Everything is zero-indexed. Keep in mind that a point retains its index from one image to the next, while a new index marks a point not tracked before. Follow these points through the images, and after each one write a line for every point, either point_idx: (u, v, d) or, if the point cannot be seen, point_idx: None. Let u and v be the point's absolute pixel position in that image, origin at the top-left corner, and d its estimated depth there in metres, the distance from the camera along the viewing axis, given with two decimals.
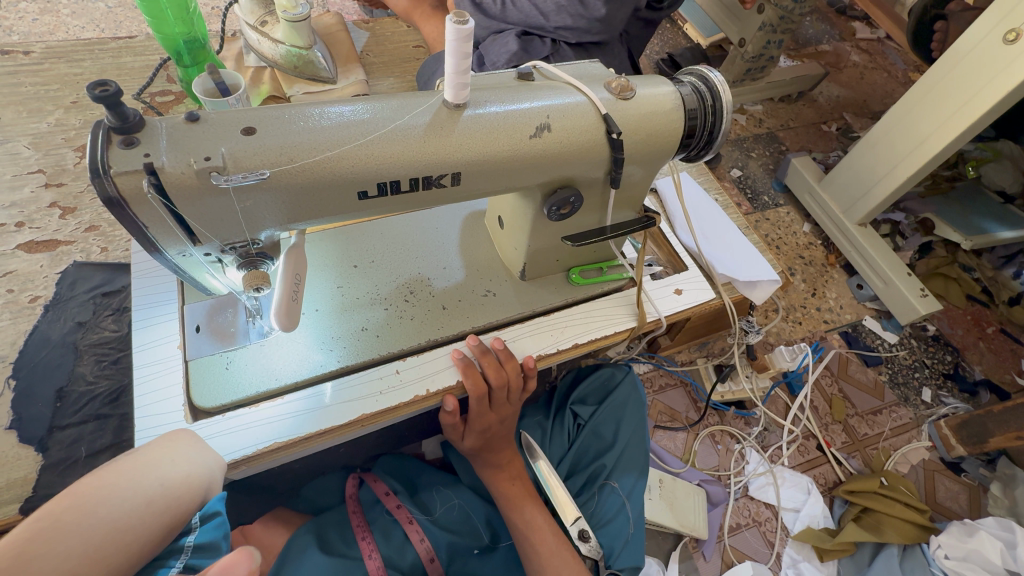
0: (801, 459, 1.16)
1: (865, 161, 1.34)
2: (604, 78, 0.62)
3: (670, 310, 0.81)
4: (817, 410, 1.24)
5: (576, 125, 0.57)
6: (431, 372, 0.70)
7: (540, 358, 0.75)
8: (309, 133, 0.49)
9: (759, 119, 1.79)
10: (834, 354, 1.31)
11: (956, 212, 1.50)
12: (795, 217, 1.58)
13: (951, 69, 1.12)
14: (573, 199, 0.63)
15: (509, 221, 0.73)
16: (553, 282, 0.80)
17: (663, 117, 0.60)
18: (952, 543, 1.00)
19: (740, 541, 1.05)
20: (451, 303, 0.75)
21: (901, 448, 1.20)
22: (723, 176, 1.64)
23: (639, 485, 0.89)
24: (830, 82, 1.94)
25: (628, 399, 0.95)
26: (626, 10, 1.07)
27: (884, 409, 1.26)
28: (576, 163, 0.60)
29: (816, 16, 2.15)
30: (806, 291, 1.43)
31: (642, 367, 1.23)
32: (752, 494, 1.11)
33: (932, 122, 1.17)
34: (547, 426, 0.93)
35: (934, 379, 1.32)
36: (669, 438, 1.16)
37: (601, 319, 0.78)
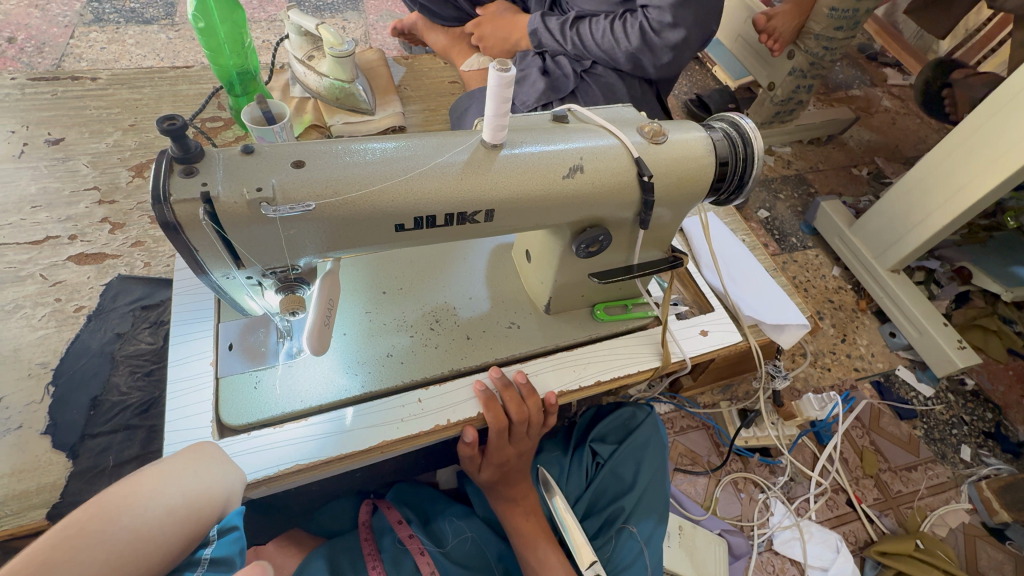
0: (829, 514, 1.11)
1: (897, 208, 1.32)
2: (637, 122, 0.64)
3: (695, 351, 0.80)
4: (847, 463, 1.18)
5: (607, 167, 0.58)
6: (452, 402, 0.71)
7: (561, 394, 0.74)
8: (354, 167, 0.51)
9: (787, 160, 1.79)
10: (865, 404, 1.26)
11: (995, 261, 1.45)
12: (824, 260, 1.56)
13: (990, 118, 1.10)
14: (602, 238, 0.64)
15: (538, 255, 0.74)
16: (577, 317, 0.80)
17: (694, 162, 0.62)
18: None
19: None
20: (475, 333, 0.76)
21: (938, 509, 1.13)
22: (750, 217, 1.63)
23: (659, 531, 0.86)
24: (861, 127, 1.94)
25: (649, 439, 0.94)
26: (691, 52, 1.14)
27: (920, 466, 1.20)
28: (607, 203, 0.61)
29: (847, 61, 2.16)
30: (836, 336, 1.39)
31: (663, 407, 1.20)
32: (776, 548, 1.06)
33: (968, 172, 1.16)
34: (565, 463, 0.92)
35: (973, 437, 1.26)
36: (689, 483, 1.12)
37: (624, 357, 0.78)
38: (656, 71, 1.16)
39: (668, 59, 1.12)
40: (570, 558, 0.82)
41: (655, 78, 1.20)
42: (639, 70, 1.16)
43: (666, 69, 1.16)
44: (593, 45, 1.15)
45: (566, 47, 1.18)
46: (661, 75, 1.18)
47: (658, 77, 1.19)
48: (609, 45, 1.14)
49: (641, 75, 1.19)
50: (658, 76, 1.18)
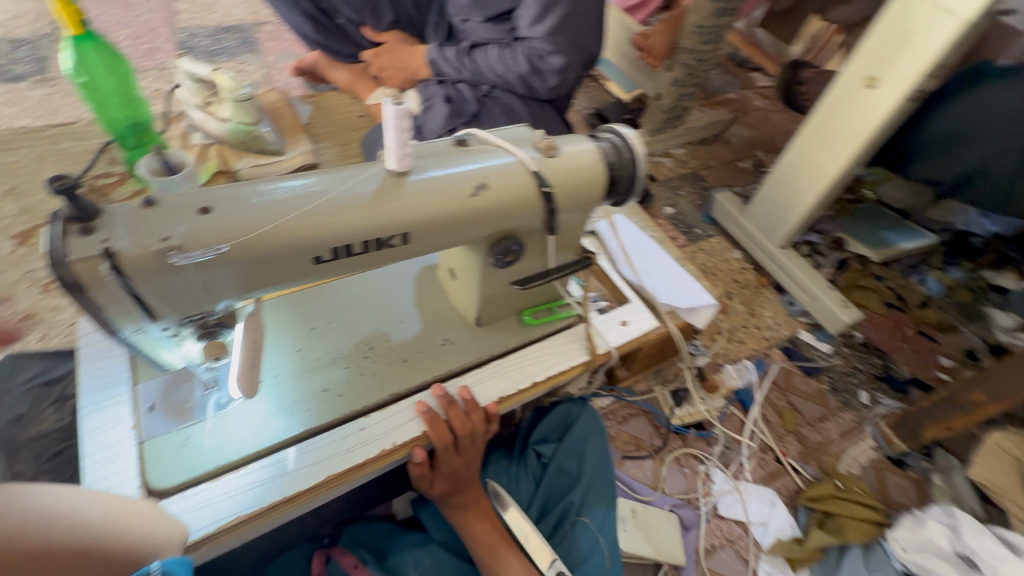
0: (761, 472, 1.21)
1: (776, 192, 1.51)
2: (532, 139, 0.70)
3: (619, 341, 0.87)
4: (770, 423, 1.29)
5: (509, 184, 0.63)
6: (395, 424, 0.72)
7: (501, 401, 0.78)
8: (263, 207, 0.52)
9: (682, 160, 1.98)
10: (777, 368, 1.40)
11: (862, 230, 1.69)
12: (726, 245, 1.72)
13: (831, 108, 1.30)
14: (515, 247, 0.69)
15: (461, 271, 0.78)
16: (508, 325, 0.84)
17: (587, 169, 0.69)
18: (904, 534, 1.03)
19: (717, 563, 1.08)
20: (411, 355, 0.78)
21: (849, 450, 1.28)
22: (658, 214, 1.78)
23: (611, 516, 0.90)
24: (740, 125, 2.18)
25: (587, 430, 0.98)
26: (576, 71, 1.25)
27: (830, 416, 1.34)
28: (516, 216, 0.66)
29: (721, 69, 2.44)
30: (745, 312, 1.53)
31: (604, 400, 1.28)
32: (721, 513, 1.14)
33: (823, 155, 1.35)
34: (513, 471, 0.96)
35: (868, 381, 1.43)
36: (637, 467, 1.19)
37: (556, 355, 0.83)
38: (548, 92, 1.27)
39: (556, 81, 1.23)
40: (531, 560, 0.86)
41: (550, 98, 1.30)
42: (533, 92, 1.27)
43: (556, 90, 1.27)
44: (488, 72, 1.25)
45: (463, 74, 1.27)
46: (554, 96, 1.29)
47: (551, 96, 1.30)
48: (502, 71, 1.23)
49: (536, 96, 1.29)
50: (551, 96, 1.29)
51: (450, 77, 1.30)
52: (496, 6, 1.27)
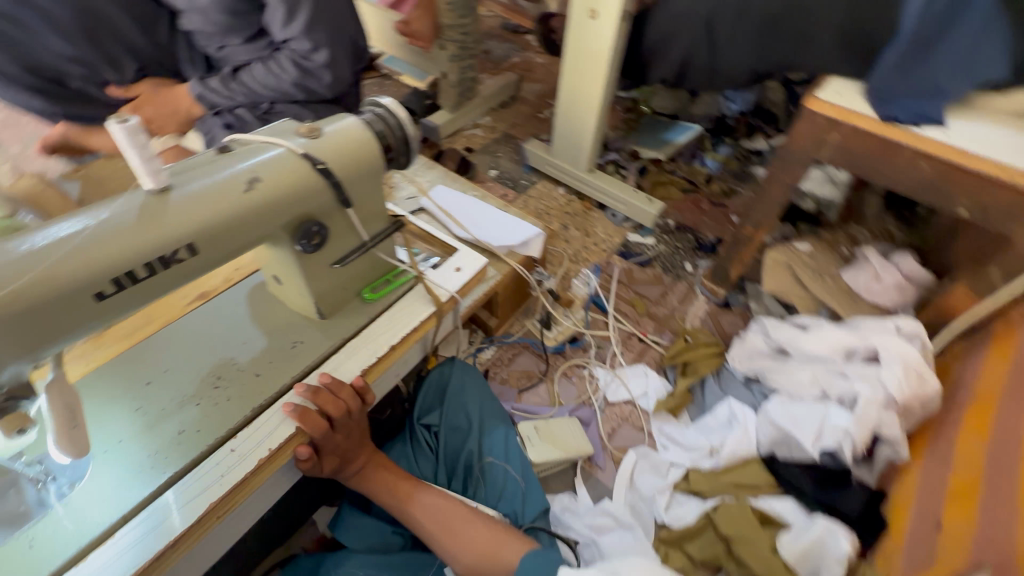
0: (631, 354, 1.41)
1: (568, 126, 1.73)
2: (294, 128, 0.74)
3: (458, 285, 0.97)
4: (625, 314, 1.51)
5: (281, 171, 0.67)
6: (267, 433, 0.73)
7: (366, 373, 0.83)
8: (9, 260, 0.50)
9: (491, 126, 2.14)
10: (619, 269, 1.62)
11: (646, 139, 2.02)
12: (550, 186, 1.91)
13: (576, 43, 1.53)
14: (317, 228, 0.74)
15: (283, 273, 0.80)
16: (352, 308, 0.88)
17: (355, 139, 0.74)
18: (738, 352, 1.28)
19: (620, 439, 1.25)
20: (263, 367, 0.79)
21: (689, 310, 1.53)
22: (485, 179, 1.92)
23: (510, 445, 1.03)
24: (530, 82, 2.41)
25: (463, 387, 1.09)
26: (348, 62, 1.26)
27: (669, 291, 1.58)
28: (303, 200, 0.70)
29: (499, 39, 2.65)
30: (581, 235, 1.74)
31: (488, 352, 1.38)
32: (611, 400, 1.31)
33: (587, 84, 1.58)
34: (410, 452, 1.04)
35: (689, 252, 1.70)
36: (534, 394, 1.31)
37: (405, 317, 0.90)
38: (330, 90, 1.27)
39: (330, 77, 1.23)
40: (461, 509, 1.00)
41: (336, 95, 1.31)
42: (314, 95, 1.27)
43: (337, 86, 1.27)
44: (260, 88, 1.25)
45: (237, 98, 1.28)
46: (338, 92, 1.30)
47: (337, 93, 1.30)
48: (273, 83, 1.24)
49: (321, 98, 1.30)
50: (335, 94, 1.29)
51: (225, 105, 1.30)
52: (248, 24, 1.25)
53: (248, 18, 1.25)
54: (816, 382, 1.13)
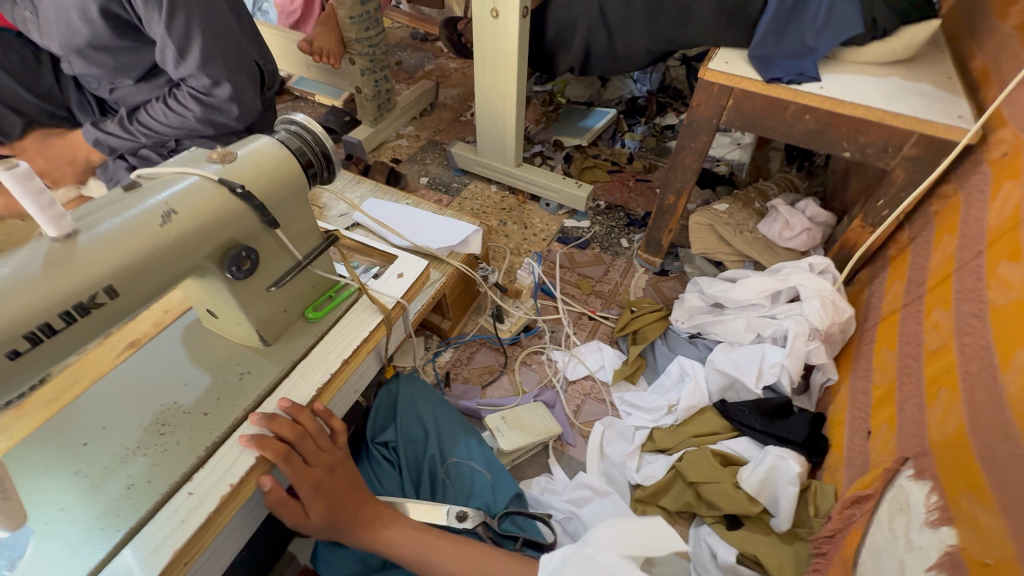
0: (584, 332, 1.47)
1: (489, 124, 1.77)
2: (205, 155, 0.72)
3: (402, 291, 0.97)
4: (572, 296, 1.56)
5: (198, 200, 0.65)
6: (226, 468, 0.71)
7: (321, 393, 0.82)
8: None
9: (416, 135, 2.14)
10: (561, 255, 1.68)
11: (567, 128, 2.09)
12: (482, 185, 1.95)
13: (483, 42, 1.56)
14: (246, 253, 0.72)
15: (217, 305, 0.78)
16: (297, 330, 0.87)
17: (272, 159, 0.73)
18: (680, 313, 1.36)
19: (586, 415, 1.30)
20: (211, 405, 0.76)
21: (631, 282, 1.60)
22: (418, 187, 1.92)
23: (469, 443, 1.07)
24: (448, 87, 2.43)
25: (413, 398, 1.11)
26: (253, 88, 1.22)
27: (610, 268, 1.65)
28: (226, 226, 0.69)
29: (410, 49, 2.66)
30: (519, 227, 1.78)
31: (446, 355, 1.40)
32: (572, 379, 1.36)
33: (501, 80, 1.63)
34: (371, 474, 1.02)
35: (623, 229, 1.79)
36: (498, 388, 1.34)
37: (353, 330, 0.89)
38: (239, 121, 1.24)
39: (237, 109, 1.19)
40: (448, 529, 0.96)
41: (246, 124, 1.27)
42: (223, 127, 1.24)
43: (246, 116, 1.24)
44: (162, 127, 1.21)
45: (139, 139, 1.23)
46: (248, 121, 1.26)
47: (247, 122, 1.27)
48: (175, 123, 1.19)
49: (230, 129, 1.26)
50: (245, 123, 1.25)
51: (126, 148, 1.25)
52: (140, 62, 1.19)
53: (138, 57, 1.18)
54: (750, 328, 1.22)
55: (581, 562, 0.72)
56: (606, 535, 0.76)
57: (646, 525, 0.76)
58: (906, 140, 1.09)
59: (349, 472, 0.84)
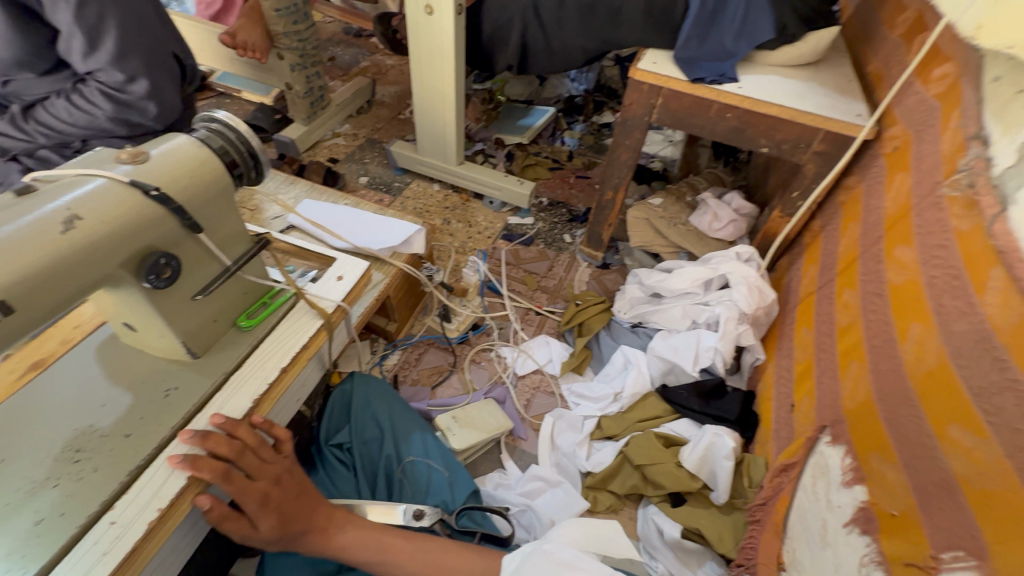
0: (531, 327, 1.49)
1: (428, 122, 1.74)
2: (113, 155, 0.66)
3: (342, 293, 0.94)
4: (519, 292, 1.58)
5: (106, 204, 0.60)
6: (154, 492, 0.66)
7: (260, 404, 0.78)
8: None
9: (353, 133, 2.08)
10: (506, 252, 1.69)
11: (507, 126, 2.10)
12: (424, 184, 1.92)
13: (419, 39, 1.54)
14: (166, 260, 0.67)
15: (135, 318, 0.72)
16: (229, 340, 0.82)
17: (191, 159, 0.69)
18: (621, 304, 1.41)
19: (536, 408, 1.32)
20: (134, 425, 0.70)
21: (574, 276, 1.65)
22: (357, 187, 1.87)
23: (426, 441, 1.05)
24: (385, 84, 2.37)
25: (368, 397, 1.08)
26: (173, 87, 1.16)
27: (555, 263, 1.68)
28: (141, 232, 0.64)
29: (344, 45, 2.57)
30: (464, 226, 1.77)
31: (393, 357, 1.37)
32: (521, 374, 1.38)
33: (439, 78, 1.61)
34: (325, 476, 0.99)
35: (566, 225, 1.83)
36: (448, 387, 1.33)
37: (291, 336, 0.86)
38: (158, 121, 1.16)
39: (156, 108, 1.13)
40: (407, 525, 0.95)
41: (166, 125, 1.20)
42: (139, 127, 1.16)
43: (166, 116, 1.17)
44: (66, 126, 1.11)
45: (37, 139, 1.13)
46: (168, 122, 1.19)
47: (167, 123, 1.20)
48: (82, 121, 1.10)
49: (148, 129, 1.18)
50: (164, 123, 1.18)
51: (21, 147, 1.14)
52: (46, 56, 1.08)
53: (40, 53, 1.07)
54: (687, 315, 1.29)
55: (541, 559, 0.72)
56: (566, 532, 0.82)
57: (608, 527, 0.85)
58: (815, 136, 1.19)
59: (297, 480, 0.80)
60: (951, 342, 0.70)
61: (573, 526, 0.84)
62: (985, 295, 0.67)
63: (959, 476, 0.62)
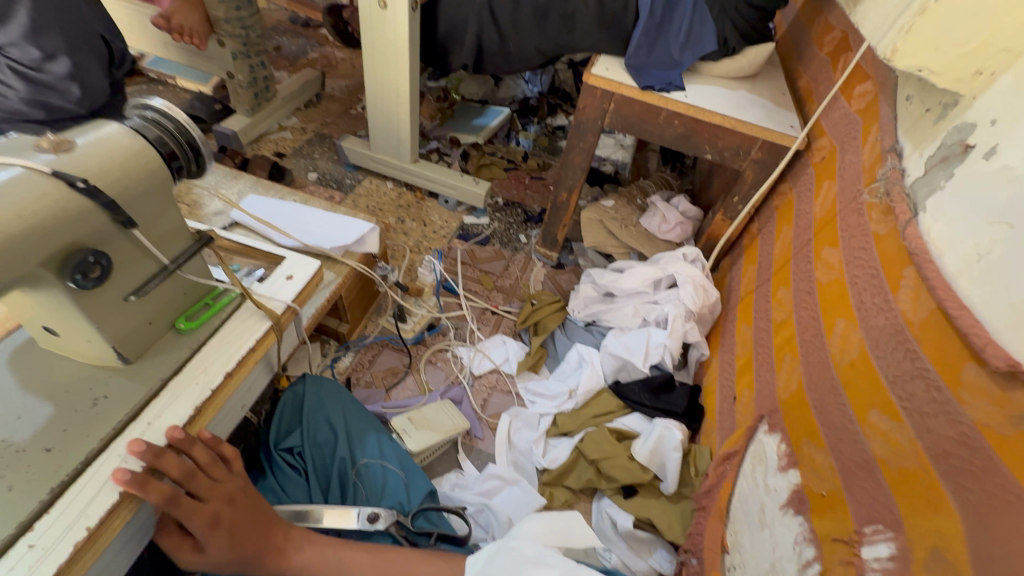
0: (487, 327, 1.49)
1: (382, 118, 1.71)
2: (31, 142, 0.60)
3: (292, 294, 0.90)
4: (475, 291, 1.58)
5: (24, 197, 0.55)
6: (82, 509, 0.61)
7: (203, 412, 0.74)
8: None
9: (301, 127, 2.00)
10: (461, 251, 1.68)
11: (462, 125, 2.10)
12: (377, 181, 1.87)
13: (372, 32, 1.51)
14: (96, 258, 0.63)
15: (57, 320, 0.66)
16: (167, 343, 0.77)
17: (123, 150, 0.64)
18: (575, 304, 1.45)
19: (493, 407, 1.32)
20: (57, 438, 0.64)
21: (529, 276, 1.66)
22: (305, 184, 1.79)
23: (382, 442, 1.03)
24: (334, 78, 2.29)
25: (322, 399, 1.05)
26: (101, 69, 1.07)
27: (510, 263, 1.70)
28: (65, 227, 0.58)
29: (290, 34, 2.46)
30: (419, 225, 1.75)
31: (346, 360, 1.33)
32: (478, 374, 1.38)
33: (393, 74, 1.58)
34: (274, 483, 0.94)
35: (521, 225, 1.84)
36: (403, 389, 1.31)
37: (236, 339, 0.81)
38: (81, 106, 1.07)
39: (77, 90, 1.03)
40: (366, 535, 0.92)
41: (92, 111, 1.10)
42: (59, 111, 1.06)
43: (90, 100, 1.07)
44: None
45: None
46: (94, 106, 1.09)
47: (92, 108, 1.10)
48: None
49: (71, 115, 1.09)
50: (89, 108, 1.08)
51: None
52: None
53: None
54: (637, 313, 1.34)
55: (505, 556, 0.75)
56: (530, 528, 0.83)
57: (567, 519, 0.87)
58: (754, 145, 1.26)
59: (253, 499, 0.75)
60: (871, 335, 0.77)
61: (534, 522, 0.84)
62: (898, 293, 0.74)
63: (878, 457, 0.68)
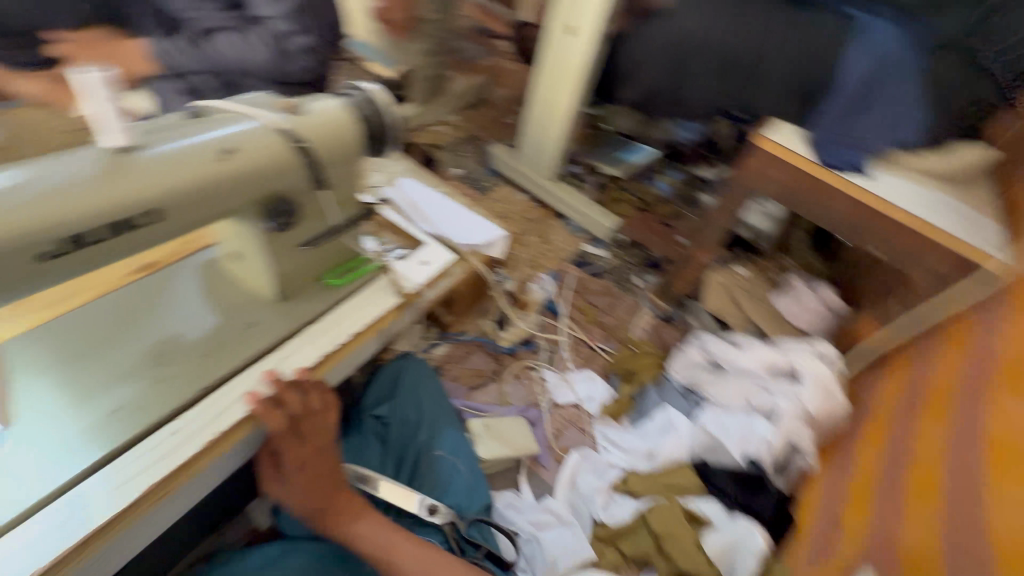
0: (579, 359, 1.47)
1: (537, 133, 1.80)
2: (273, 101, 0.71)
3: (423, 278, 0.98)
4: (576, 320, 1.56)
5: (255, 145, 0.65)
6: (216, 414, 0.71)
7: (322, 363, 0.82)
8: None
9: (458, 125, 2.14)
10: (573, 278, 1.68)
11: (606, 155, 2.10)
12: (512, 190, 1.94)
13: (553, 54, 1.61)
14: (288, 209, 0.72)
15: (243, 250, 0.78)
16: (313, 292, 0.86)
17: (335, 121, 0.72)
18: (678, 364, 1.36)
19: (565, 441, 1.30)
20: (213, 347, 0.76)
21: (634, 320, 1.61)
22: (448, 176, 1.91)
23: (457, 440, 1.05)
24: (499, 87, 2.43)
25: (417, 381, 1.11)
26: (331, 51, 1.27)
27: (618, 302, 1.65)
28: (275, 176, 0.68)
29: None
30: (539, 241, 1.78)
31: (441, 349, 1.39)
32: (559, 403, 1.36)
33: (561, 95, 1.67)
34: (356, 442, 1.04)
35: (639, 268, 1.79)
36: (484, 393, 1.33)
37: (368, 306, 0.89)
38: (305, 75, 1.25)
39: (307, 61, 1.22)
40: (419, 525, 0.95)
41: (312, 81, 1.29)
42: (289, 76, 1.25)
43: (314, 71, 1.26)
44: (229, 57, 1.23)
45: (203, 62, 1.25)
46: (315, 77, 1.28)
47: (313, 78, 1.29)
48: (243, 55, 1.22)
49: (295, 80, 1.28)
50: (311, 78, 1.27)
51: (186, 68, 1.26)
52: None
53: None
54: (743, 395, 1.23)
55: None
56: None
57: None
58: (937, 252, 1.10)
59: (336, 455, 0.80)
60: None
61: None
62: None
63: None
